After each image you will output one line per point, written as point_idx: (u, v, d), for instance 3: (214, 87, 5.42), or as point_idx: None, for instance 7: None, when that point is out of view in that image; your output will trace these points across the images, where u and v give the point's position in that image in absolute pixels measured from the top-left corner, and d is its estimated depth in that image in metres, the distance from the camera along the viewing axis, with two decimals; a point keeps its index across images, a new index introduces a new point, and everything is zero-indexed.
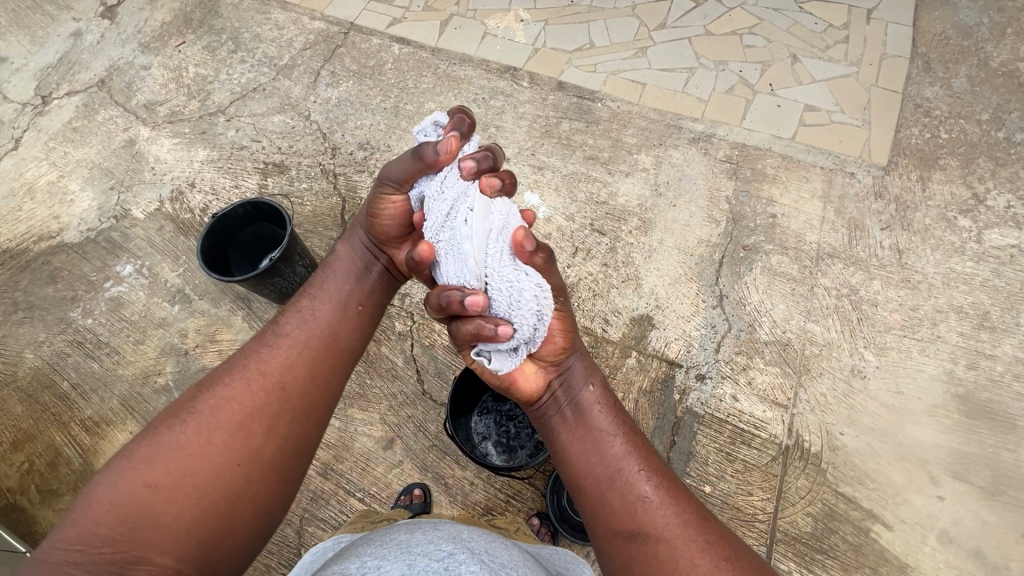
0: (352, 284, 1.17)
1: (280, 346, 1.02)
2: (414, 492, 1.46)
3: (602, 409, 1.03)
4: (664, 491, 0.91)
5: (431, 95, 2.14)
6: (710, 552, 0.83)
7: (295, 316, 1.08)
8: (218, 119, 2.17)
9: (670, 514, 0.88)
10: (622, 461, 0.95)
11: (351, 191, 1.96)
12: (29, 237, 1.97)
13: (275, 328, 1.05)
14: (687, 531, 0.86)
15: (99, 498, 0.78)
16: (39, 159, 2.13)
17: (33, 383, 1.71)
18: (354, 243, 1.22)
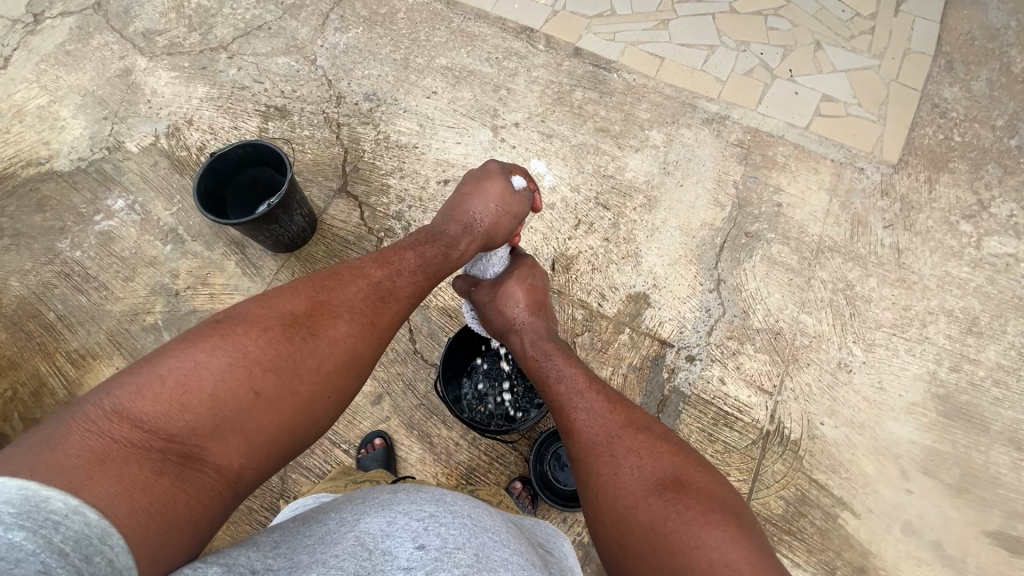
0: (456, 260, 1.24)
1: (392, 299, 1.03)
2: (374, 441, 1.49)
3: (548, 359, 1.18)
4: (594, 413, 1.02)
5: (443, 49, 2.07)
6: (615, 463, 0.94)
7: (407, 275, 1.10)
8: (220, 55, 2.08)
9: (590, 430, 0.99)
10: (557, 396, 1.09)
11: (353, 143, 1.91)
12: (17, 162, 1.90)
13: (390, 281, 1.06)
14: (601, 444, 0.97)
15: (198, 379, 0.76)
16: (30, 81, 2.04)
17: (19, 312, 1.68)
18: (469, 237, 1.30)
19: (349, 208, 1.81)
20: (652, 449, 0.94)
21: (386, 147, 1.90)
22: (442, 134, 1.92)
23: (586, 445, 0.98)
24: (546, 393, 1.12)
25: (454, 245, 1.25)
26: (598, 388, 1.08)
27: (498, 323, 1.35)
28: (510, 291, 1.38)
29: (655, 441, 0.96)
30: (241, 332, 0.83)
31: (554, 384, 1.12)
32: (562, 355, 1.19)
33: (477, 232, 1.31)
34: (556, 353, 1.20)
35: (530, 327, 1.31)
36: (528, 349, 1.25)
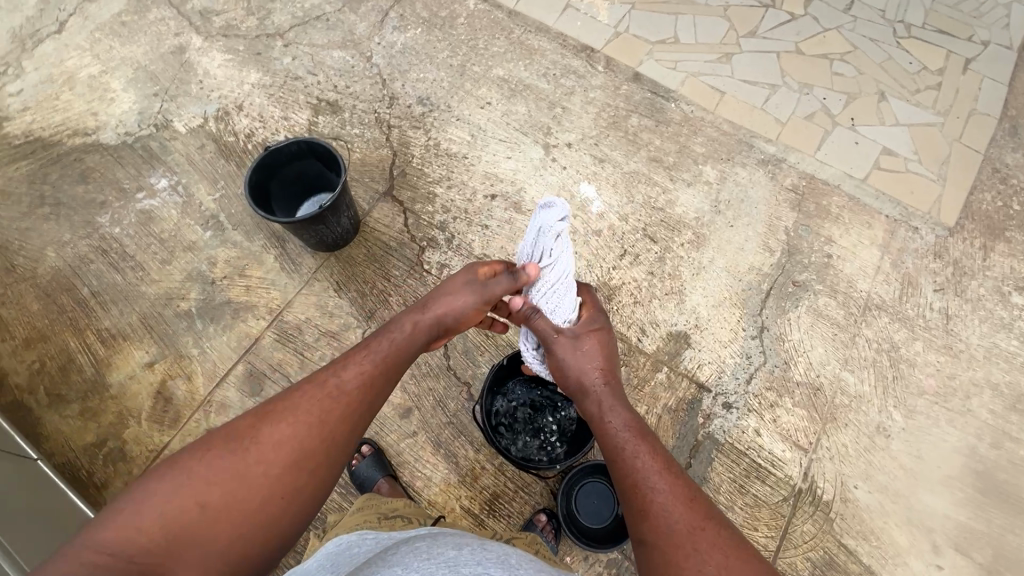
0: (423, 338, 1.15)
1: (341, 393, 0.96)
2: (361, 449, 1.46)
3: (622, 430, 1.10)
4: (672, 499, 0.95)
5: (501, 60, 2.04)
6: (698, 559, 0.86)
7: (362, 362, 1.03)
8: (275, 42, 2.06)
9: (669, 518, 0.92)
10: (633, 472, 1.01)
11: (403, 146, 1.88)
12: (63, 130, 1.88)
13: (344, 372, 1.00)
14: (682, 534, 0.90)
15: (150, 505, 0.77)
16: (83, 49, 2.02)
17: (53, 284, 1.66)
18: (433, 318, 1.17)
19: (393, 212, 1.78)
20: (737, 549, 0.87)
21: (436, 155, 1.87)
22: (492, 146, 1.89)
23: (662, 529, 0.92)
24: (616, 466, 1.05)
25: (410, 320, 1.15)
26: (674, 470, 1.01)
27: (569, 382, 1.24)
28: (583, 344, 1.24)
29: (739, 541, 0.89)
30: (194, 451, 0.84)
31: (628, 458, 1.04)
32: (639, 432, 1.10)
33: (447, 309, 1.18)
34: (633, 425, 1.12)
35: (605, 390, 1.21)
36: (603, 416, 1.16)
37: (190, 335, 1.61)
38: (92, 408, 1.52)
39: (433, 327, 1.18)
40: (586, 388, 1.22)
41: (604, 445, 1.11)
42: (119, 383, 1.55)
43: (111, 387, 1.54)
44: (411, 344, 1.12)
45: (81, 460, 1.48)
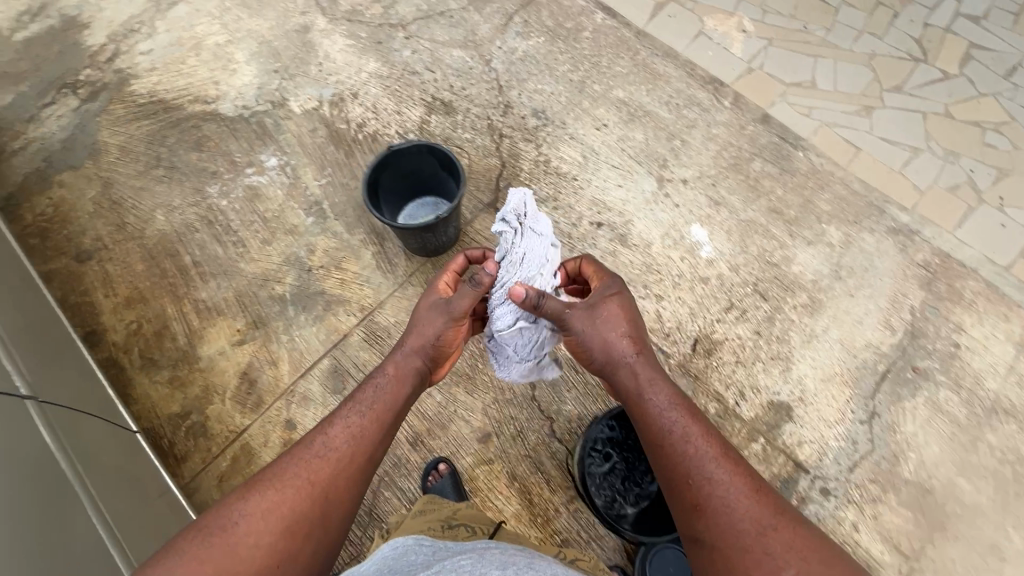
0: (408, 383, 1.15)
1: (326, 454, 1.00)
2: (439, 467, 1.44)
3: (673, 414, 1.09)
4: (732, 494, 0.98)
5: (622, 81, 1.95)
6: (769, 559, 0.91)
7: (345, 421, 1.06)
8: (397, 33, 2.03)
9: (734, 517, 0.95)
10: (688, 466, 1.02)
11: (512, 158, 1.82)
12: (185, 95, 1.91)
13: (327, 433, 1.04)
14: (749, 534, 0.93)
15: None
16: (213, 16, 2.05)
17: (158, 247, 1.69)
18: (410, 357, 1.18)
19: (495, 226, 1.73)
20: (806, 545, 0.92)
21: (544, 172, 1.80)
22: (604, 171, 1.81)
23: (729, 523, 0.95)
24: (666, 448, 1.06)
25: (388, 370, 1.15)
26: (733, 459, 1.02)
27: (596, 356, 1.18)
28: (608, 317, 1.18)
29: (807, 537, 0.93)
30: (185, 537, 0.87)
31: (679, 441, 1.05)
32: (684, 411, 1.09)
33: (422, 344, 1.19)
34: (676, 407, 1.10)
35: (632, 368, 1.15)
36: (643, 395, 1.13)
37: (280, 320, 1.60)
38: (181, 378, 1.53)
39: (418, 370, 1.19)
40: (612, 365, 1.17)
41: (649, 428, 1.09)
42: (208, 357, 1.55)
43: (200, 360, 1.55)
44: (396, 390, 1.13)
45: (164, 428, 1.49)
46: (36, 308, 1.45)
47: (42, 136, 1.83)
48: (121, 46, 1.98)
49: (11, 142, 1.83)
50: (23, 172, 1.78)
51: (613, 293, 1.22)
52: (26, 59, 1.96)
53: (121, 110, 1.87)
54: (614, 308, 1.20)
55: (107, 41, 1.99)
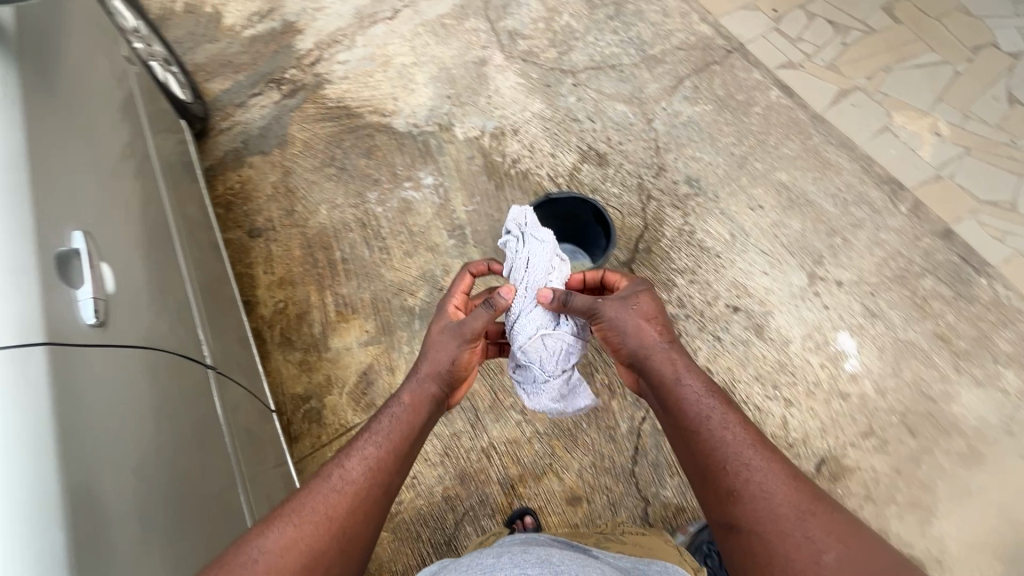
0: (425, 410, 1.23)
1: (344, 488, 1.06)
2: (524, 519, 1.42)
3: (709, 399, 1.07)
4: (769, 479, 0.95)
5: (788, 163, 1.86)
6: (807, 543, 0.87)
7: (359, 449, 1.13)
8: (566, 79, 2.10)
9: (771, 499, 0.93)
10: (721, 451, 1.00)
11: (656, 222, 1.79)
12: (366, 105, 2.10)
13: (343, 459, 1.11)
14: (787, 519, 0.90)
15: None
16: (404, 38, 2.24)
17: (316, 238, 1.85)
18: (423, 392, 1.24)
19: None
20: (840, 531, 0.88)
21: (687, 242, 1.76)
22: (750, 253, 1.73)
23: (760, 510, 0.93)
24: (695, 433, 1.05)
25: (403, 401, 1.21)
26: (766, 450, 0.99)
27: (628, 341, 1.17)
28: (642, 307, 1.19)
29: (838, 521, 0.90)
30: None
31: (711, 427, 1.03)
32: (712, 394, 1.09)
33: (436, 373, 1.25)
34: (708, 392, 1.10)
35: (665, 356, 1.16)
36: (679, 379, 1.12)
37: (406, 332, 1.68)
38: (310, 362, 1.66)
39: (431, 402, 1.25)
40: (647, 353, 1.16)
41: (679, 416, 1.08)
42: (336, 350, 1.67)
43: (329, 351, 1.67)
44: (412, 421, 1.20)
45: (286, 406, 1.62)
46: (215, 271, 1.65)
47: (245, 122, 2.09)
48: (323, 54, 2.23)
49: (220, 122, 2.11)
50: (223, 150, 2.04)
51: (644, 289, 1.25)
52: (248, 53, 2.26)
53: (312, 110, 2.10)
54: (642, 300, 1.22)
55: (313, 47, 2.24)
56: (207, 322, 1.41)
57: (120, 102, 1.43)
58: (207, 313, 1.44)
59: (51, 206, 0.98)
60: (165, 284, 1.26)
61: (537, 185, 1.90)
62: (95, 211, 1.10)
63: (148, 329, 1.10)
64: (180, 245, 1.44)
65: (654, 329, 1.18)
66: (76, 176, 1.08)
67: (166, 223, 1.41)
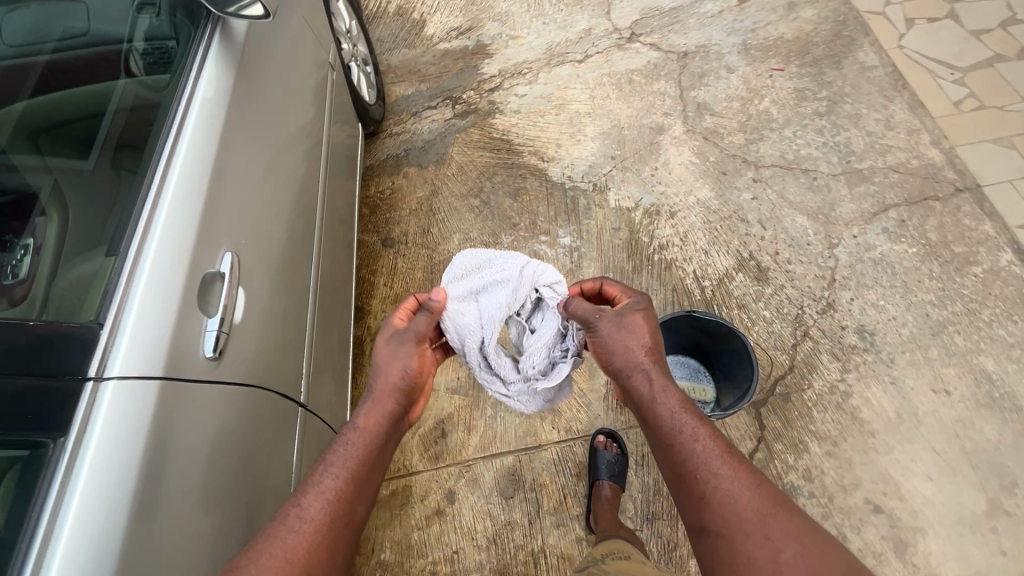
0: (383, 432, 0.99)
1: (304, 529, 0.83)
2: None
3: (681, 415, 0.92)
4: (736, 487, 0.83)
5: (1001, 349, 1.49)
6: (767, 547, 0.77)
7: (317, 480, 0.89)
8: (747, 170, 1.88)
9: (733, 506, 0.82)
10: (690, 464, 0.88)
11: (805, 367, 1.53)
12: (528, 145, 2.06)
13: (304, 490, 0.88)
14: (750, 523, 0.79)
15: None
16: (586, 85, 2.17)
17: (440, 266, 1.84)
18: (379, 421, 0.99)
19: (747, 431, 1.46)
20: (813, 537, 0.77)
21: (837, 403, 1.47)
22: (917, 446, 1.40)
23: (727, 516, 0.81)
24: (668, 442, 0.92)
25: (359, 424, 0.97)
26: (737, 460, 0.87)
27: (614, 361, 0.99)
28: (631, 322, 1.00)
29: (813, 529, 0.78)
30: None
31: (678, 440, 0.91)
32: (683, 408, 0.94)
33: (393, 393, 1.02)
34: (678, 405, 0.94)
35: (644, 374, 0.97)
36: (654, 399, 0.95)
37: (495, 393, 1.60)
38: None
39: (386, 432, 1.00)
40: (628, 371, 0.98)
41: (658, 433, 0.93)
42: None
43: None
44: (371, 450, 0.96)
45: None
46: (341, 268, 1.65)
47: (414, 132, 2.16)
48: (503, 82, 2.23)
49: (392, 126, 2.19)
50: (386, 154, 2.12)
51: (639, 307, 1.03)
52: (436, 66, 2.34)
53: (476, 137, 2.10)
54: (637, 319, 1.01)
55: (496, 74, 2.25)
56: (319, 319, 1.38)
57: (309, 95, 1.48)
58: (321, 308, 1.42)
59: (222, 194, 1.00)
60: (297, 272, 1.24)
61: (679, 280, 1.71)
62: (257, 199, 1.11)
63: (267, 316, 1.06)
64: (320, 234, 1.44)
65: (641, 347, 0.99)
66: (250, 166, 1.11)
67: (314, 213, 1.42)
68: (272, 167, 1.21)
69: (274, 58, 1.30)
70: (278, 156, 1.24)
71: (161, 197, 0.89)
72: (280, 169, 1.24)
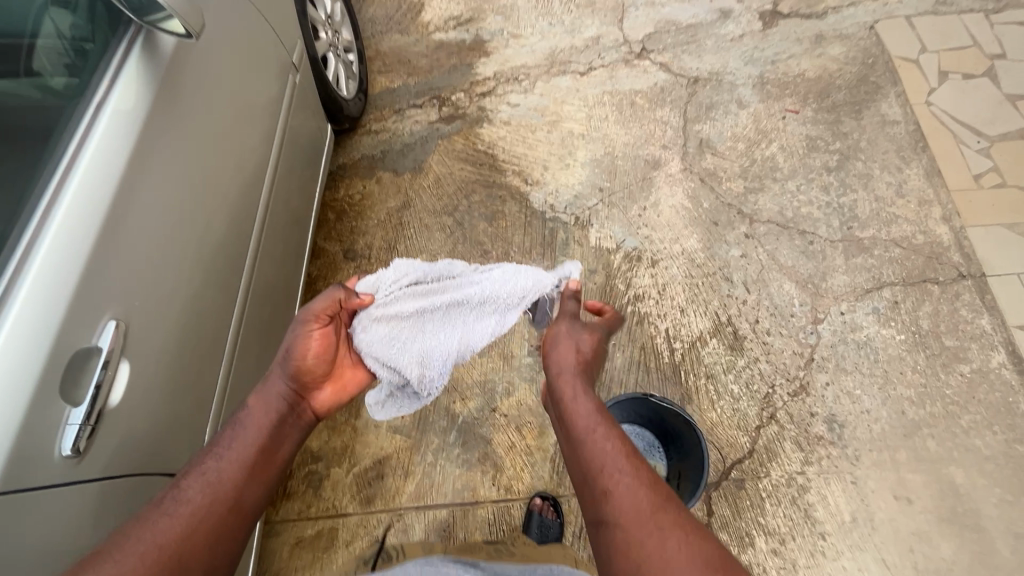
0: (279, 416, 0.94)
1: (180, 508, 0.78)
2: None
3: (592, 415, 0.89)
4: (635, 485, 0.79)
5: (973, 460, 1.41)
6: (660, 540, 0.72)
7: (205, 463, 0.85)
8: (740, 222, 1.75)
9: (631, 505, 0.76)
10: (592, 467, 0.83)
11: (765, 453, 1.45)
12: (513, 163, 1.91)
13: (190, 472, 0.83)
14: (646, 519, 0.74)
15: None
16: (585, 101, 2.01)
17: None
18: (274, 404, 0.95)
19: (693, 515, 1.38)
20: (705, 536, 0.72)
21: (792, 498, 1.40)
22: (866, 555, 1.33)
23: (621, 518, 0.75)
24: (574, 436, 0.89)
25: (250, 402, 0.93)
26: (636, 462, 0.81)
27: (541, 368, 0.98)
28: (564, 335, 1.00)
29: (705, 530, 0.73)
30: None
31: (583, 439, 0.87)
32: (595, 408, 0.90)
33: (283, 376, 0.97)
34: (590, 405, 0.91)
35: (562, 371, 0.96)
36: (573, 400, 0.92)
37: (438, 439, 1.51)
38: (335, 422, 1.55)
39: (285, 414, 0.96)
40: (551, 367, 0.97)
41: (573, 434, 0.90)
42: (364, 422, 1.54)
43: (356, 419, 1.55)
44: (265, 428, 0.91)
45: None
46: (287, 280, 1.52)
47: (393, 132, 2.00)
48: (497, 87, 2.06)
49: (371, 122, 2.03)
50: (360, 153, 1.97)
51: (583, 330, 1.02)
52: (427, 58, 2.16)
53: (458, 146, 1.95)
54: (563, 330, 1.02)
55: (491, 76, 2.08)
56: (245, 347, 1.27)
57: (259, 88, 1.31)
58: (252, 333, 1.31)
59: (120, 230, 0.89)
60: (216, 304, 1.13)
61: (649, 337, 1.60)
62: (169, 227, 1.00)
63: (162, 364, 0.96)
64: (257, 252, 1.31)
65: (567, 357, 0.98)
66: (165, 191, 0.99)
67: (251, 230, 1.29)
68: (198, 188, 1.09)
69: (214, 60, 1.15)
70: (209, 172, 1.12)
71: (37, 240, 0.78)
72: (208, 187, 1.11)
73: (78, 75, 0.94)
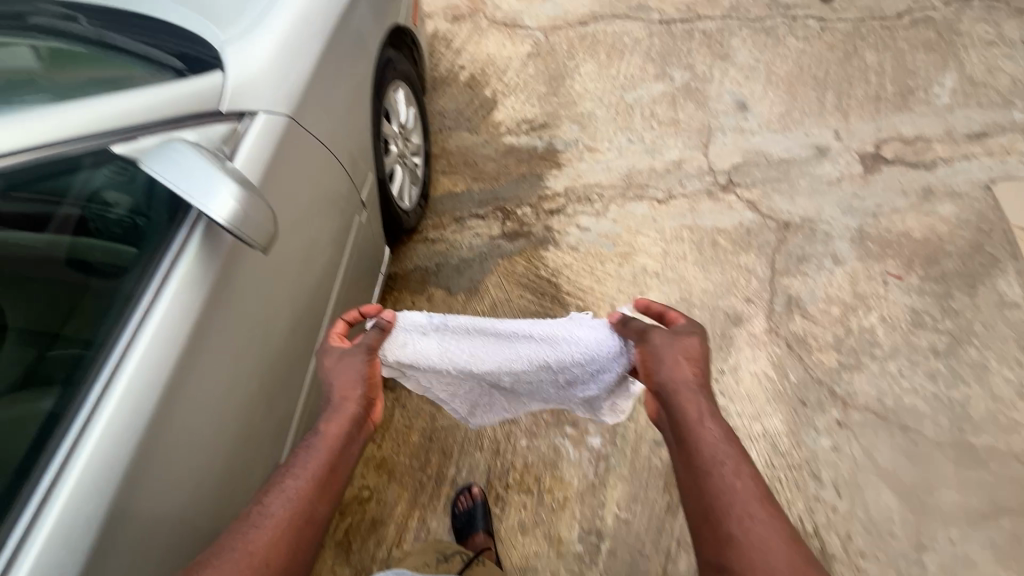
0: (344, 440, 0.85)
1: (261, 532, 0.73)
2: None
3: (727, 446, 0.80)
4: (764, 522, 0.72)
5: None
6: None
7: (274, 488, 0.77)
8: (832, 406, 1.53)
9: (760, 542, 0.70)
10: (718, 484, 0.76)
11: None
12: (578, 297, 1.74)
13: (261, 497, 0.77)
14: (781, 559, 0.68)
15: None
16: (661, 233, 1.84)
17: (439, 435, 1.54)
18: (345, 428, 0.86)
19: None
20: None
21: None
22: None
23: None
24: (697, 458, 0.80)
25: (320, 431, 0.84)
26: (765, 497, 0.74)
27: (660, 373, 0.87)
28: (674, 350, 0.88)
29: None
30: None
31: (706, 467, 0.79)
32: (726, 439, 0.81)
33: (353, 395, 0.88)
34: (724, 435, 0.81)
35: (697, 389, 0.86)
36: (702, 421, 0.82)
37: None
38: None
39: (358, 432, 0.88)
40: (673, 383, 0.86)
41: (692, 458, 0.81)
42: None
43: None
44: (331, 457, 0.82)
45: None
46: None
47: (450, 244, 1.86)
48: (567, 204, 1.92)
49: (428, 229, 1.90)
50: (413, 264, 1.83)
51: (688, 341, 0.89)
52: (495, 162, 2.04)
53: (519, 269, 1.79)
54: (690, 343, 0.89)
55: (561, 192, 1.95)
56: None
57: (325, 199, 1.14)
58: None
59: (164, 425, 0.76)
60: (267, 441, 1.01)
61: None
62: (217, 414, 0.86)
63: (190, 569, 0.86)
64: (303, 422, 1.14)
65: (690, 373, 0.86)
66: (215, 370, 0.85)
67: (302, 385, 1.12)
68: (258, 333, 0.95)
69: (287, 209, 1.00)
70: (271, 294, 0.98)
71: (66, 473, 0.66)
72: (263, 352, 0.97)
73: (138, 245, 0.82)
